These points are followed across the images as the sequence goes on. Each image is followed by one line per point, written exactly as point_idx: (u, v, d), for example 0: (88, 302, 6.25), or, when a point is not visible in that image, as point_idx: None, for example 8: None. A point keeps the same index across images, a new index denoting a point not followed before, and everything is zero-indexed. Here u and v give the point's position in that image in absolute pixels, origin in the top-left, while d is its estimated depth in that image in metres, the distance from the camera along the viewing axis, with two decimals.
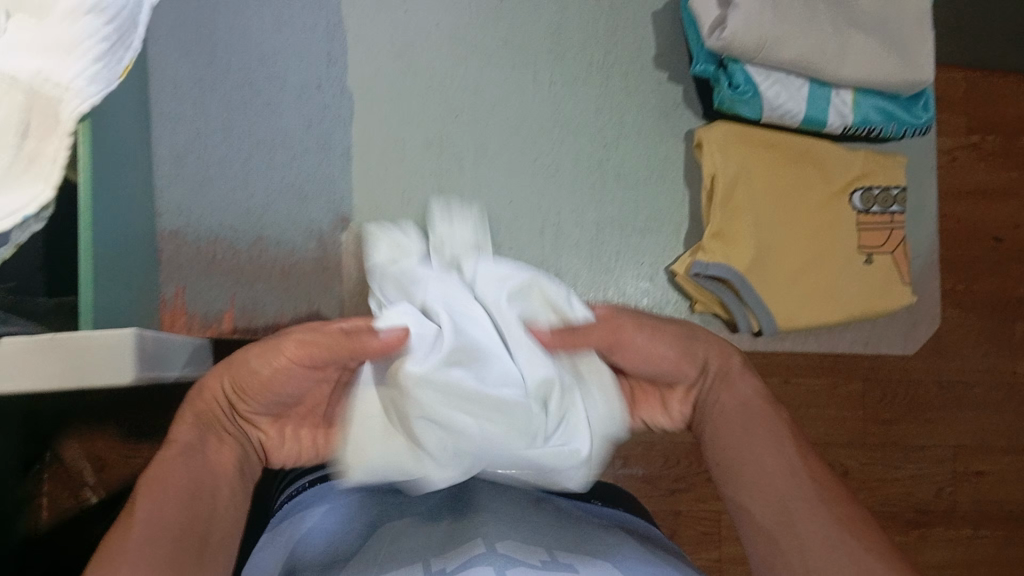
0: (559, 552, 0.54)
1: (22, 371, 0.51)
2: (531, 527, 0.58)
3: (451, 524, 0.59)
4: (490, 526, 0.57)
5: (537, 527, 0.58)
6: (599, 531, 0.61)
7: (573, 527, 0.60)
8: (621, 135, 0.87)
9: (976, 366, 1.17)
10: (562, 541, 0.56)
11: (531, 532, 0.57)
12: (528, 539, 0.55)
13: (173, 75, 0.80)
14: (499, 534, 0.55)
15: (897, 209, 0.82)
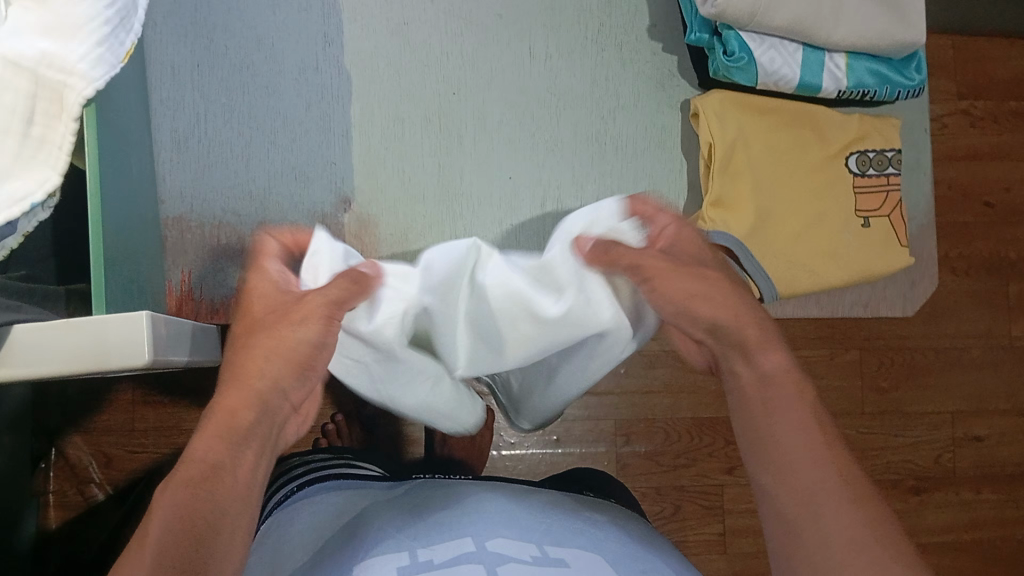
0: (545, 544, 0.60)
1: (39, 353, 0.52)
2: (517, 523, 0.64)
3: (442, 520, 0.64)
4: (480, 526, 0.62)
5: (522, 523, 0.63)
6: (578, 524, 0.66)
7: (555, 520, 0.66)
8: (618, 107, 0.88)
9: (973, 330, 1.19)
10: (542, 532, 0.63)
11: (520, 530, 0.62)
12: (515, 537, 0.60)
13: (171, 61, 0.80)
14: (489, 533, 0.60)
15: (893, 171, 0.83)
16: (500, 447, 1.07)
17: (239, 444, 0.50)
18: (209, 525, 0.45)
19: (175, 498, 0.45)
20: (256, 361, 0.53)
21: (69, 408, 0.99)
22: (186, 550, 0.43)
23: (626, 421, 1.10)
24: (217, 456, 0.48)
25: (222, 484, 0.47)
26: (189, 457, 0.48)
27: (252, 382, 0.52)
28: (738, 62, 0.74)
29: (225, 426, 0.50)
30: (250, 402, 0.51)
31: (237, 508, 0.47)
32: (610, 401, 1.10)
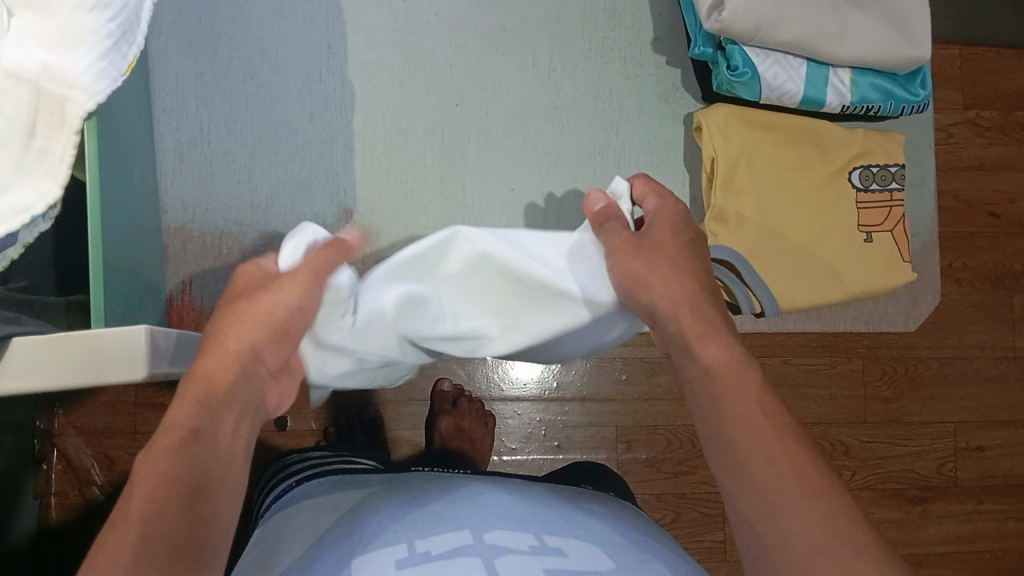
0: (547, 536, 0.61)
1: (35, 367, 0.52)
2: (519, 516, 0.64)
3: (441, 510, 0.65)
4: (478, 517, 0.63)
5: (525, 516, 0.64)
6: (576, 516, 0.67)
7: (553, 512, 0.67)
8: (621, 119, 0.88)
9: (977, 341, 1.18)
10: (545, 524, 0.63)
11: (517, 521, 0.63)
12: (513, 529, 0.61)
13: (174, 70, 0.80)
14: (487, 525, 0.61)
15: (896, 187, 0.83)
16: (501, 453, 1.07)
17: (217, 409, 0.49)
18: (191, 488, 0.45)
19: (164, 459, 0.45)
20: (236, 327, 0.53)
21: (69, 409, 0.99)
22: (180, 516, 0.43)
23: (628, 429, 1.10)
24: (194, 419, 0.48)
25: (204, 448, 0.47)
26: (167, 420, 0.48)
27: (230, 346, 0.52)
28: (741, 77, 0.74)
29: (205, 387, 0.50)
30: (228, 366, 0.51)
31: (219, 470, 0.47)
32: (612, 409, 1.10)
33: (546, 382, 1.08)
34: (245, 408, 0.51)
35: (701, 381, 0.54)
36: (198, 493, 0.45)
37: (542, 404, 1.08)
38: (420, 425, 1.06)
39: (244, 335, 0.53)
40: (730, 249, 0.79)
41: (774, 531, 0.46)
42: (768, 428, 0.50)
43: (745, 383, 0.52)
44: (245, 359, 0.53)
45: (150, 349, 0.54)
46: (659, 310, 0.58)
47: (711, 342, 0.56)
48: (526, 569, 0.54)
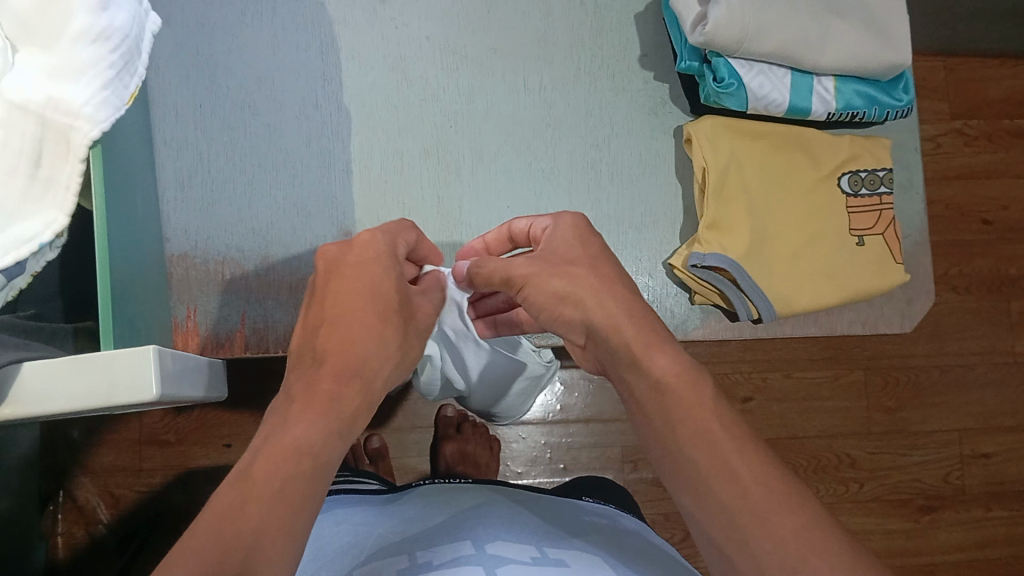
0: (549, 547, 0.62)
1: (48, 391, 0.53)
2: (520, 526, 0.66)
3: (444, 526, 0.65)
4: (480, 530, 0.63)
5: (525, 527, 0.65)
6: (576, 530, 0.68)
7: (554, 527, 0.67)
8: (613, 134, 0.89)
9: (976, 347, 1.19)
10: (545, 534, 0.64)
11: (518, 533, 0.63)
12: (515, 540, 0.62)
13: (174, 101, 0.82)
14: (489, 536, 0.62)
15: (885, 191, 0.84)
16: (507, 477, 1.08)
17: (333, 425, 0.54)
18: (300, 497, 0.48)
19: (281, 461, 0.49)
20: (356, 355, 0.58)
21: (76, 447, 0.99)
22: (289, 519, 0.47)
23: (633, 448, 1.10)
24: (314, 443, 0.52)
25: (318, 463, 0.51)
26: (292, 433, 0.51)
27: (360, 361, 0.58)
28: (727, 88, 0.76)
29: (328, 403, 0.54)
30: (351, 393, 0.56)
31: (312, 498, 0.49)
32: (616, 428, 1.10)
33: (549, 405, 1.09)
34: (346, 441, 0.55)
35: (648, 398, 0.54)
36: (302, 512, 0.48)
37: (546, 427, 1.09)
38: (425, 452, 1.06)
39: (382, 364, 0.60)
40: (725, 254, 0.79)
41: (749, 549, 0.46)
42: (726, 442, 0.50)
43: (709, 394, 0.53)
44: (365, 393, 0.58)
45: (159, 371, 0.55)
46: (590, 325, 0.58)
47: (659, 353, 0.55)
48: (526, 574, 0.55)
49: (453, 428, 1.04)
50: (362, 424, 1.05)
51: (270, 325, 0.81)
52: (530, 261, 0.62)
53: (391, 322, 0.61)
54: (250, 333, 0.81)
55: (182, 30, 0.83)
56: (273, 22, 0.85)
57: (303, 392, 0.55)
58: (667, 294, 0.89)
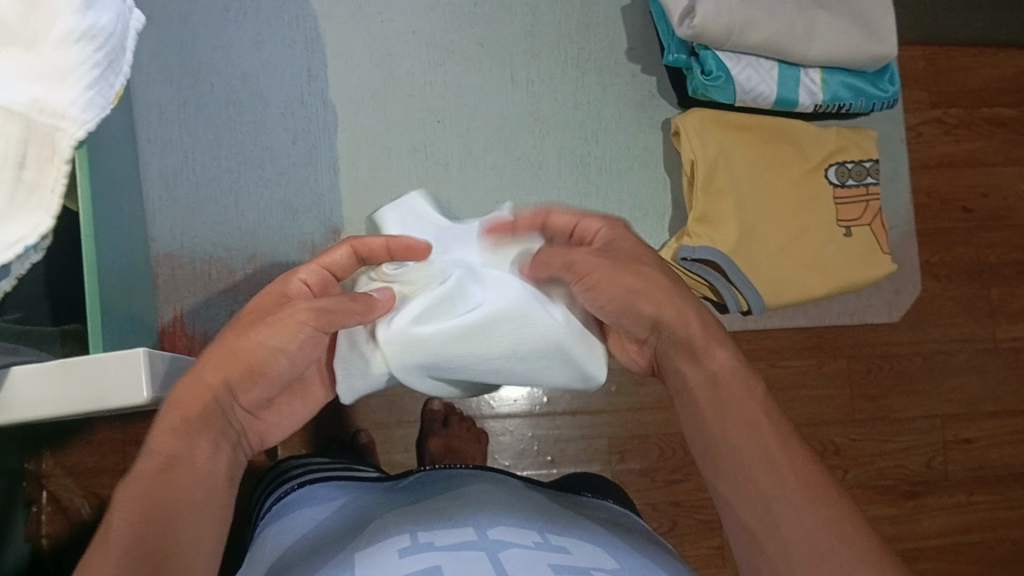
0: (550, 532, 0.60)
1: (38, 395, 0.52)
2: (518, 512, 0.63)
3: (445, 510, 0.63)
4: (481, 516, 0.61)
5: (524, 512, 0.63)
6: (578, 520, 0.66)
7: (555, 515, 0.65)
8: (602, 128, 0.89)
9: (957, 333, 1.18)
10: (550, 522, 0.62)
11: (519, 518, 0.61)
12: (517, 525, 0.60)
13: (158, 100, 0.82)
14: (490, 522, 0.59)
15: (871, 181, 0.85)
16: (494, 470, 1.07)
17: (196, 436, 0.50)
18: (166, 520, 0.46)
19: (136, 487, 0.47)
20: (241, 363, 0.52)
21: (59, 449, 0.95)
22: (145, 550, 0.44)
23: (619, 439, 1.09)
24: (182, 451, 0.49)
25: (178, 476, 0.48)
26: (151, 452, 0.49)
27: (207, 379, 0.52)
28: (715, 81, 0.76)
29: (189, 415, 0.51)
30: (211, 401, 0.52)
31: (199, 497, 0.49)
32: (603, 420, 1.09)
33: (535, 397, 1.08)
34: (222, 439, 0.52)
35: (705, 390, 0.54)
36: (177, 531, 0.46)
37: (533, 419, 1.08)
38: (413, 447, 1.05)
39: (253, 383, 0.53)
40: (715, 247, 0.80)
41: (780, 539, 0.48)
42: (770, 440, 0.51)
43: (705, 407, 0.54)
44: (224, 400, 0.52)
45: (150, 371, 0.54)
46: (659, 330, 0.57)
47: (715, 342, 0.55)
48: (528, 559, 0.53)
49: (440, 423, 1.02)
50: (349, 419, 1.03)
51: None
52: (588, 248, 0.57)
53: (243, 346, 0.52)
54: None
55: (164, 27, 0.83)
56: (256, 19, 0.84)
57: (169, 404, 0.51)
58: None
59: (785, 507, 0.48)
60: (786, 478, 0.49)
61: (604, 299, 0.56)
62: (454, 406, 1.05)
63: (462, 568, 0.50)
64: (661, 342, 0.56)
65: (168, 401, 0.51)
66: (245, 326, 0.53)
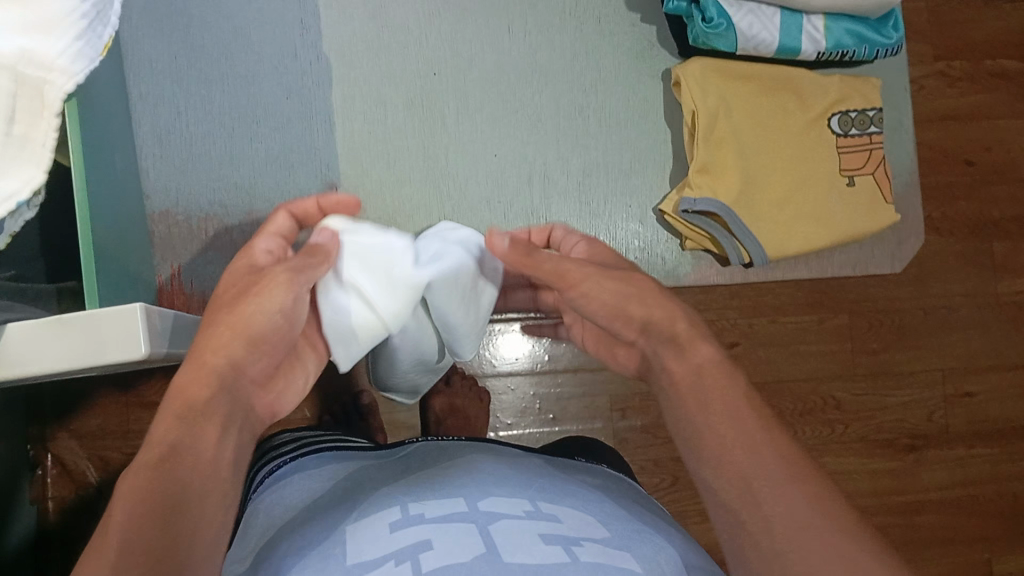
0: (542, 503, 0.59)
1: (35, 352, 0.52)
2: (510, 480, 0.63)
3: (437, 481, 0.63)
4: (472, 486, 0.61)
5: (518, 482, 0.63)
6: (566, 484, 0.66)
7: (547, 481, 0.65)
8: (601, 80, 0.89)
9: (959, 288, 1.17)
10: (542, 492, 0.62)
11: (511, 488, 0.61)
12: (508, 495, 0.59)
13: (148, 54, 0.81)
14: (481, 492, 0.59)
15: (875, 130, 0.83)
16: (497, 428, 1.07)
17: (199, 421, 0.48)
18: (177, 506, 0.43)
19: (134, 478, 0.43)
20: (233, 330, 0.53)
21: (59, 411, 0.95)
22: (155, 534, 0.40)
23: (621, 396, 1.09)
24: (182, 436, 0.46)
25: (182, 463, 0.45)
26: (152, 438, 0.46)
27: (207, 359, 0.51)
28: (716, 28, 0.75)
29: (189, 401, 0.48)
30: (212, 382, 0.50)
31: (207, 484, 0.45)
32: (604, 377, 1.09)
33: (537, 355, 1.08)
34: (228, 422, 0.50)
35: (688, 380, 0.54)
36: (193, 513, 0.43)
37: (534, 378, 1.08)
38: (415, 407, 1.05)
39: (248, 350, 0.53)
40: (716, 199, 0.79)
41: (759, 515, 0.44)
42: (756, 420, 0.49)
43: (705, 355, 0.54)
44: (225, 377, 0.51)
45: (148, 327, 0.53)
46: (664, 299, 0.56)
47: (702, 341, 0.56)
48: (518, 530, 0.53)
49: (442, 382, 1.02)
50: (350, 379, 1.03)
51: None
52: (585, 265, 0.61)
53: (230, 312, 0.54)
54: None
55: None
56: None
57: (171, 393, 0.49)
58: (658, 241, 0.89)
59: (767, 487, 0.45)
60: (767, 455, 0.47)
61: (595, 306, 0.60)
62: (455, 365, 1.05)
63: (452, 543, 0.51)
64: (650, 343, 0.58)
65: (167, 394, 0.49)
66: (233, 302, 0.55)
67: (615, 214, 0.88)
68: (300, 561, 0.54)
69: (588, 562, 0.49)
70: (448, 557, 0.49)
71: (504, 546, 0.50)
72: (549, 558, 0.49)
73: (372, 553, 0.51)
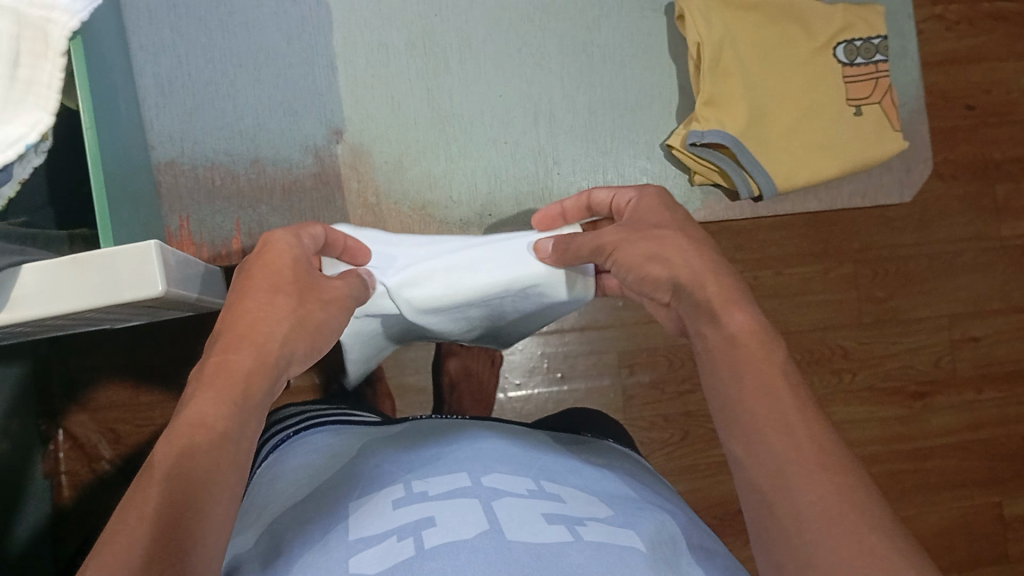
0: (546, 481, 0.58)
1: (48, 292, 0.51)
2: (515, 455, 0.62)
3: (437, 454, 0.61)
4: (475, 460, 0.59)
5: (525, 458, 0.62)
6: (571, 463, 0.64)
7: (550, 460, 0.63)
8: (602, 16, 0.88)
9: (964, 232, 1.16)
10: (545, 470, 0.60)
11: (515, 465, 0.59)
12: (511, 472, 0.57)
13: (146, 4, 0.81)
14: (484, 468, 0.57)
15: (881, 58, 0.83)
16: (506, 389, 1.06)
17: (246, 411, 0.46)
18: (202, 492, 0.40)
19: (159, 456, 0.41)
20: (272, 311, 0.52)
21: (67, 385, 0.94)
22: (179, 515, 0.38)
23: (629, 352, 1.09)
24: (228, 421, 0.44)
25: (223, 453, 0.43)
26: (191, 414, 0.44)
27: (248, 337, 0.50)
28: None
29: (227, 378, 0.47)
30: (251, 361, 0.49)
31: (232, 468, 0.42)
32: (612, 334, 1.08)
33: None
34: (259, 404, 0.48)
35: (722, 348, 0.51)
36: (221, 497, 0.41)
37: (542, 337, 1.07)
38: (424, 369, 1.04)
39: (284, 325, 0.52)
40: (724, 131, 0.79)
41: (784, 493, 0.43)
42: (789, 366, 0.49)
43: None
44: (263, 349, 0.50)
45: (163, 264, 0.53)
46: None
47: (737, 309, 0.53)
48: (522, 510, 0.51)
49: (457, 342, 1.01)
50: None
51: (267, 231, 0.81)
52: (611, 226, 0.62)
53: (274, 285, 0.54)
54: (246, 239, 0.81)
55: None
56: None
57: (207, 368, 0.48)
58: (667, 176, 0.89)
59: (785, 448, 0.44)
60: (781, 403, 0.46)
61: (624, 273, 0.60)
62: None
63: (455, 519, 0.49)
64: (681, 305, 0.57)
65: (200, 368, 0.48)
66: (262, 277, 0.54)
67: (622, 151, 0.89)
68: (301, 535, 0.53)
69: (590, 542, 0.48)
70: (453, 534, 0.47)
71: (507, 524, 0.48)
72: (551, 538, 0.47)
73: (374, 528, 0.50)
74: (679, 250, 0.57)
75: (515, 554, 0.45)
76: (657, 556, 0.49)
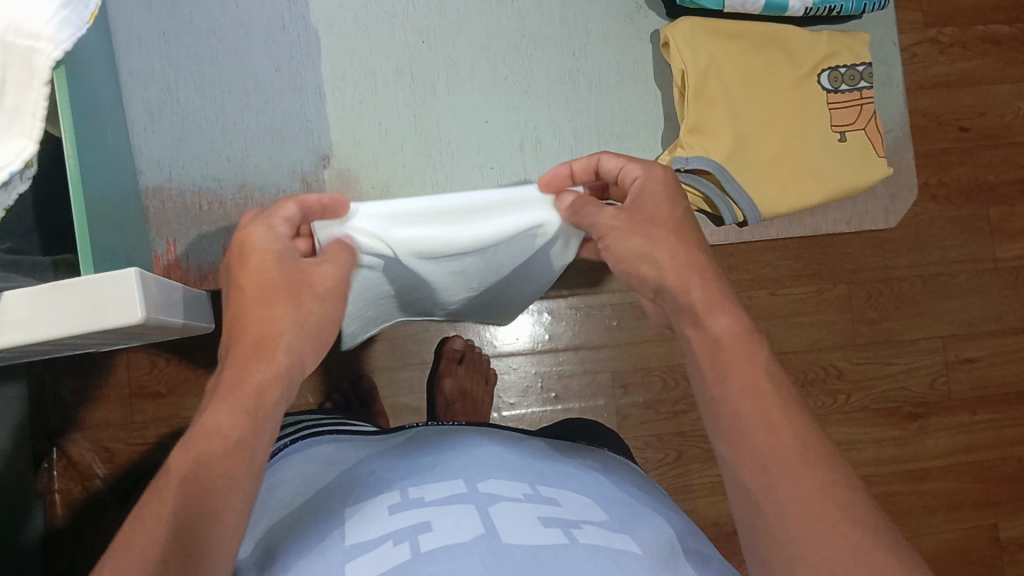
0: (543, 487, 0.58)
1: (29, 319, 0.51)
2: (518, 459, 0.62)
3: (435, 460, 0.61)
4: (470, 467, 0.59)
5: (523, 461, 0.62)
6: (569, 467, 0.64)
7: (547, 465, 0.63)
8: (588, 43, 0.89)
9: (958, 254, 1.17)
10: (543, 475, 0.60)
11: (510, 471, 0.59)
12: (507, 477, 0.57)
13: (136, 30, 0.82)
14: (480, 475, 0.57)
15: (864, 85, 0.84)
16: (500, 409, 1.07)
17: (254, 423, 0.48)
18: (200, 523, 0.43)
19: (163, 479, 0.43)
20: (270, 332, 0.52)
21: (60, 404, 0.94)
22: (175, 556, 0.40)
23: (623, 372, 1.09)
24: (239, 430, 0.47)
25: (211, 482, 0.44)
26: (207, 423, 0.47)
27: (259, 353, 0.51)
28: None
29: (239, 393, 0.49)
30: (264, 375, 0.51)
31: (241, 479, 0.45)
32: (606, 354, 1.09)
33: (538, 336, 1.07)
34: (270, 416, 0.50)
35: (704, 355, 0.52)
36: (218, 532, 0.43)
37: (537, 356, 1.07)
38: (418, 389, 1.04)
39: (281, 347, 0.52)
40: (707, 157, 0.79)
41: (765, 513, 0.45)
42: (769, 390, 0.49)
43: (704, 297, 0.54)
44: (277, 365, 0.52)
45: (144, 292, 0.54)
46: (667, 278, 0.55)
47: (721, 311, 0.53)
48: (518, 510, 0.51)
49: (453, 361, 1.01)
50: (353, 363, 1.03)
51: None
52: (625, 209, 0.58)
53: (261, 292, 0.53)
54: None
55: None
56: None
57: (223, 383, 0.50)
58: None
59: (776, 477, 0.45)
60: (758, 438, 0.47)
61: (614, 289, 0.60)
62: (473, 344, 1.04)
63: (453, 522, 0.49)
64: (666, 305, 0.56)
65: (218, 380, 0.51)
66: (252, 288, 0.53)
67: None
68: (297, 544, 0.53)
69: (587, 541, 0.48)
70: (448, 536, 0.47)
71: (503, 528, 0.48)
72: (547, 537, 0.48)
73: (370, 533, 0.50)
74: (667, 245, 0.55)
75: (514, 554, 0.45)
76: (655, 556, 0.50)
